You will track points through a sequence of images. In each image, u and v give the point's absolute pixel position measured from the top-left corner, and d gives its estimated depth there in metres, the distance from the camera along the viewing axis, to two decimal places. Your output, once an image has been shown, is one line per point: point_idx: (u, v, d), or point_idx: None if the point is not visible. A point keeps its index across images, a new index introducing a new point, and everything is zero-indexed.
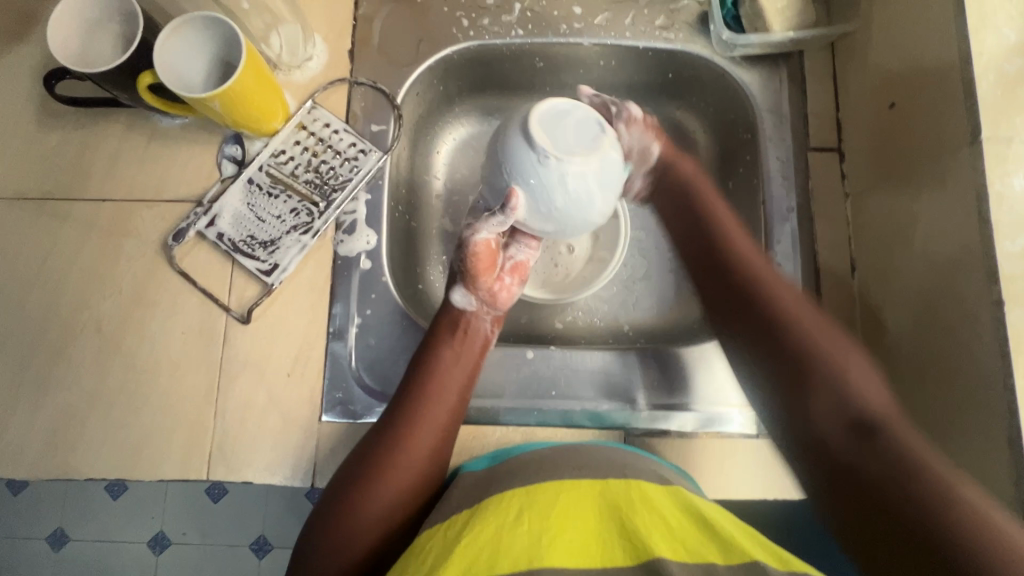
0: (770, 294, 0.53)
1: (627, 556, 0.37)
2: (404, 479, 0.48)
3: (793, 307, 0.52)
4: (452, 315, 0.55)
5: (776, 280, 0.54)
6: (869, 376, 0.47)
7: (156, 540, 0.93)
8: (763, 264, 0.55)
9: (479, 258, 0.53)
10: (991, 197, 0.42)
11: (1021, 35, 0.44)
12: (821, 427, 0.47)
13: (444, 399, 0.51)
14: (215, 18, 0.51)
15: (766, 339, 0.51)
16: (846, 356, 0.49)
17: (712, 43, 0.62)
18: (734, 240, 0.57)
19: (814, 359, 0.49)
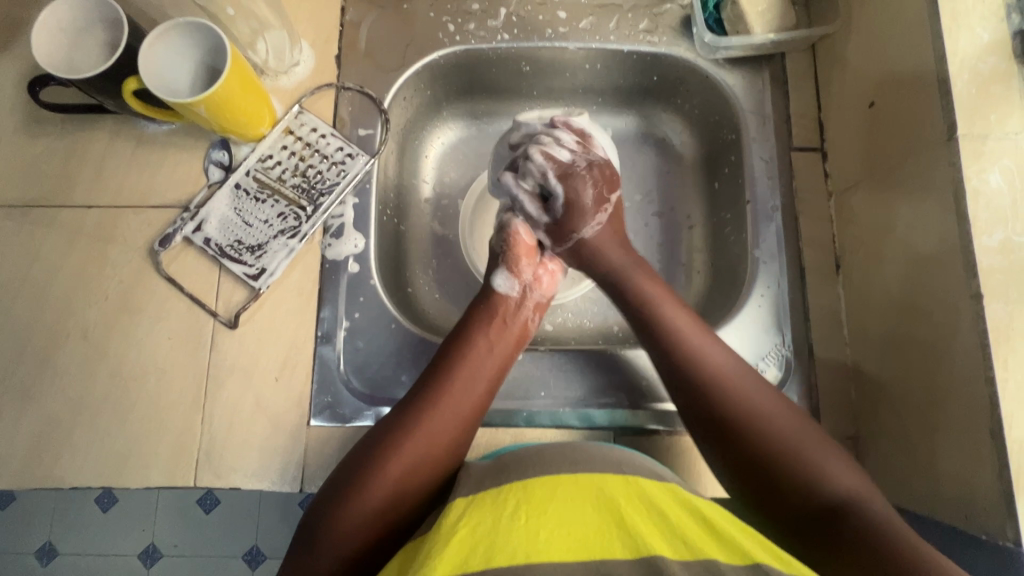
0: (705, 361, 0.48)
1: (628, 551, 0.36)
2: (422, 467, 0.45)
3: (745, 383, 0.47)
4: (493, 301, 0.54)
5: (711, 348, 0.49)
6: (836, 456, 0.44)
7: (146, 553, 0.91)
8: (692, 324, 0.51)
9: (519, 243, 0.55)
10: (968, 192, 0.43)
11: (993, 35, 0.45)
12: (789, 506, 0.42)
13: (472, 388, 0.49)
14: (199, 24, 0.52)
15: (710, 416, 0.46)
16: (807, 435, 0.45)
17: (695, 46, 0.63)
18: (671, 306, 0.52)
19: (776, 436, 0.44)
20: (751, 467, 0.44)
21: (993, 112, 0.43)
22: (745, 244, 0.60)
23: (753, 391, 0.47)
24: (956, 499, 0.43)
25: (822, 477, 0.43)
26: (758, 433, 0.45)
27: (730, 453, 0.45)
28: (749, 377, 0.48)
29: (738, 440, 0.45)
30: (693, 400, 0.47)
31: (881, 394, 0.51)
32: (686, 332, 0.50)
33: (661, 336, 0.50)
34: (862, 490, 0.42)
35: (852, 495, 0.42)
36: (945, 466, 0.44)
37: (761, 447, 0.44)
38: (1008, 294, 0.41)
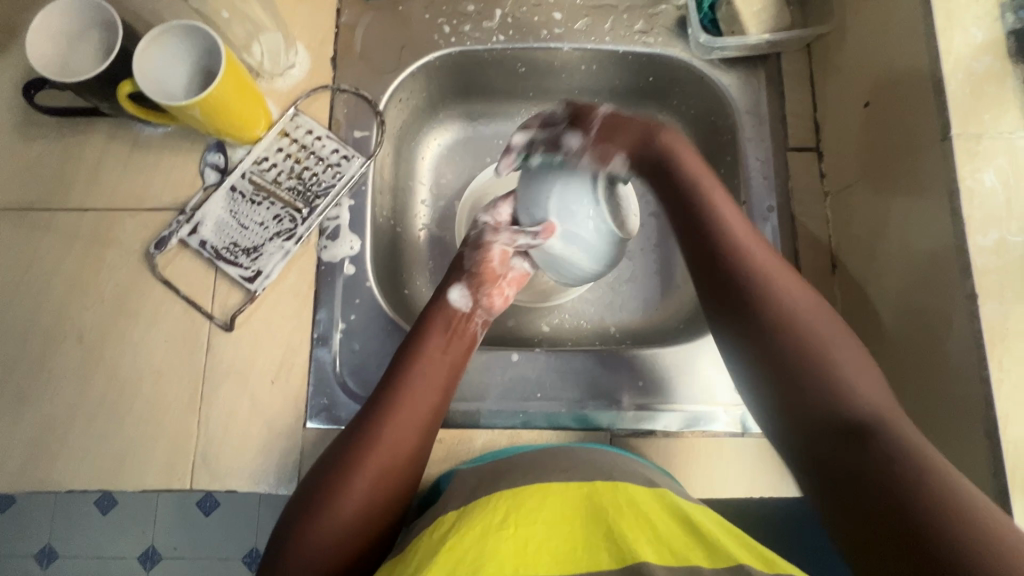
0: (748, 267, 0.46)
1: (614, 560, 0.36)
2: (379, 482, 0.45)
3: (788, 296, 0.44)
4: (446, 312, 0.54)
5: (762, 258, 0.46)
6: (875, 376, 0.40)
7: (147, 556, 0.91)
8: (742, 226, 0.48)
9: (487, 269, 0.57)
10: (962, 192, 0.43)
11: (987, 34, 0.45)
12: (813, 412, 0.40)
13: (425, 399, 0.48)
14: (193, 27, 0.51)
15: (744, 323, 0.44)
16: (843, 343, 0.42)
17: (690, 47, 0.63)
18: (720, 197, 0.49)
19: (810, 343, 0.42)
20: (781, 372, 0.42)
21: (987, 111, 0.43)
22: None
23: (799, 296, 0.44)
24: None
25: (846, 386, 0.40)
26: (795, 339, 0.42)
27: (762, 354, 0.43)
28: (795, 283, 0.45)
29: (772, 350, 0.43)
30: (728, 302, 0.45)
31: None
32: (739, 236, 0.47)
33: (710, 238, 0.48)
34: (896, 415, 0.38)
35: (882, 415, 0.38)
36: None
37: (805, 347, 0.42)
38: (1002, 293, 0.41)
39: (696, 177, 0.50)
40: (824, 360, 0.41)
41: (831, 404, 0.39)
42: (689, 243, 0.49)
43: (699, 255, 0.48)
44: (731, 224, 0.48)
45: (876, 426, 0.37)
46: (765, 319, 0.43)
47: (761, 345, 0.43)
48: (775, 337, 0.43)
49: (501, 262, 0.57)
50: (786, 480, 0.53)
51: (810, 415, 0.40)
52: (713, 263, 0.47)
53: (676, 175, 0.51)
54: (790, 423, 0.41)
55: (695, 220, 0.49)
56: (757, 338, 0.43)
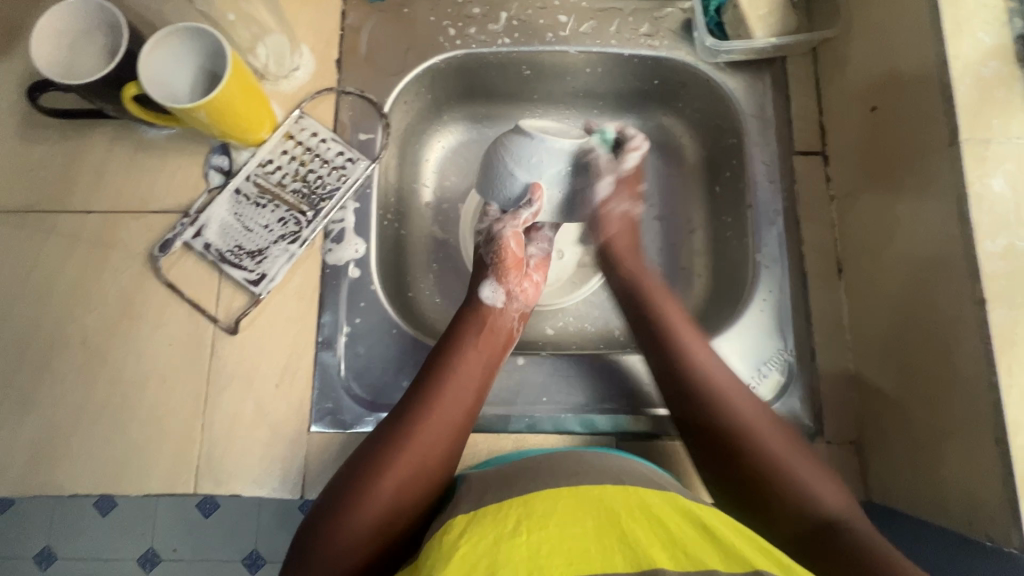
0: (706, 378, 0.50)
1: (629, 563, 0.35)
2: (413, 478, 0.45)
3: (743, 403, 0.49)
4: (479, 311, 0.55)
5: (720, 375, 0.50)
6: (826, 477, 0.45)
7: (146, 557, 0.91)
8: (685, 327, 0.53)
9: (508, 255, 0.57)
10: (971, 198, 0.43)
11: (995, 39, 0.45)
12: (778, 522, 0.44)
13: (459, 398, 0.49)
14: (201, 30, 0.51)
15: (710, 446, 0.48)
16: (796, 453, 0.46)
17: (696, 50, 0.63)
18: (670, 310, 0.55)
19: (768, 451, 0.46)
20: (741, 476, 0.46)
21: (995, 116, 0.43)
22: (747, 247, 0.60)
23: (748, 404, 0.48)
24: (959, 505, 0.43)
25: (805, 493, 0.44)
26: (759, 455, 0.46)
27: (730, 486, 0.46)
28: (745, 394, 0.49)
29: (729, 467, 0.46)
30: (699, 428, 0.49)
31: (883, 399, 0.51)
32: (693, 351, 0.51)
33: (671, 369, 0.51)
34: (847, 506, 0.44)
35: (838, 513, 0.43)
36: (948, 472, 0.44)
37: (754, 458, 0.46)
38: (1011, 299, 0.41)
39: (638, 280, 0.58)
40: (775, 467, 0.45)
41: (794, 501, 0.44)
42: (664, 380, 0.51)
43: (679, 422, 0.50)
44: (682, 333, 0.53)
45: (840, 522, 0.43)
46: (730, 441, 0.47)
47: (716, 470, 0.47)
48: (735, 458, 0.46)
49: (523, 250, 0.58)
50: None
51: (778, 520, 0.44)
52: (667, 377, 0.51)
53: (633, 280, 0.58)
54: (760, 520, 0.45)
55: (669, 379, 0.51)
56: (711, 462, 0.48)
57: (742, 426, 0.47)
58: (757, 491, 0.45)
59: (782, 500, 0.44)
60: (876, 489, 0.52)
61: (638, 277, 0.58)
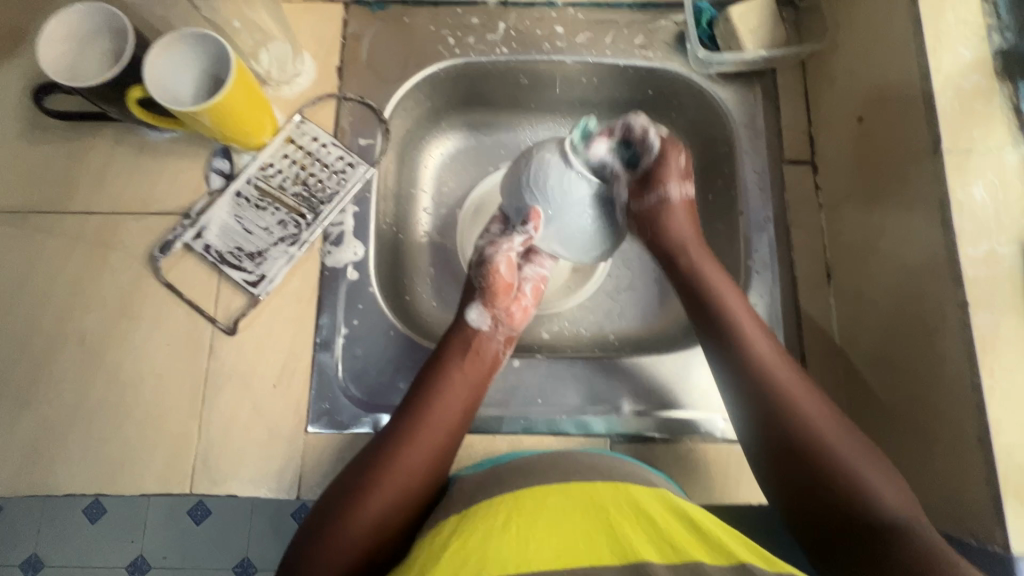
0: (771, 375, 0.48)
1: (617, 556, 0.37)
2: (397, 499, 0.45)
3: (792, 388, 0.48)
4: (465, 334, 0.55)
5: (773, 358, 0.49)
6: (887, 473, 0.43)
7: (135, 564, 0.89)
8: (725, 288, 0.54)
9: (497, 280, 0.57)
10: (952, 205, 0.44)
11: (975, 53, 0.46)
12: (832, 515, 0.43)
13: (444, 417, 0.49)
14: (205, 35, 0.52)
15: (762, 403, 0.47)
16: (853, 443, 0.45)
17: (689, 61, 0.65)
18: (721, 283, 0.54)
19: (819, 442, 0.45)
20: (806, 476, 0.44)
21: (976, 127, 0.45)
22: (738, 253, 0.62)
23: (807, 399, 0.47)
24: (946, 504, 0.44)
25: (866, 493, 0.42)
26: (806, 437, 0.45)
27: (783, 472, 0.46)
28: (802, 386, 0.48)
29: (796, 457, 0.45)
30: (753, 402, 0.48)
31: (871, 402, 0.52)
32: (755, 343, 0.50)
33: (705, 305, 0.53)
34: (909, 508, 0.42)
35: (901, 513, 0.41)
36: (935, 473, 0.45)
37: (813, 449, 0.45)
38: (993, 303, 0.42)
39: (711, 277, 0.55)
40: (828, 459, 0.44)
41: (855, 500, 0.42)
42: (716, 354, 0.51)
43: (742, 396, 0.49)
44: (726, 295, 0.53)
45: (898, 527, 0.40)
46: (792, 437, 0.46)
47: (779, 443, 0.46)
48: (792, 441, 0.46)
49: (513, 274, 0.58)
50: None
51: (833, 509, 0.43)
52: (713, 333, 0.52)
53: (691, 273, 0.55)
54: (809, 505, 0.44)
55: (727, 362, 0.50)
56: (778, 428, 0.46)
57: (787, 396, 0.47)
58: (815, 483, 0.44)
59: (845, 499, 0.43)
60: None
61: (669, 233, 0.57)
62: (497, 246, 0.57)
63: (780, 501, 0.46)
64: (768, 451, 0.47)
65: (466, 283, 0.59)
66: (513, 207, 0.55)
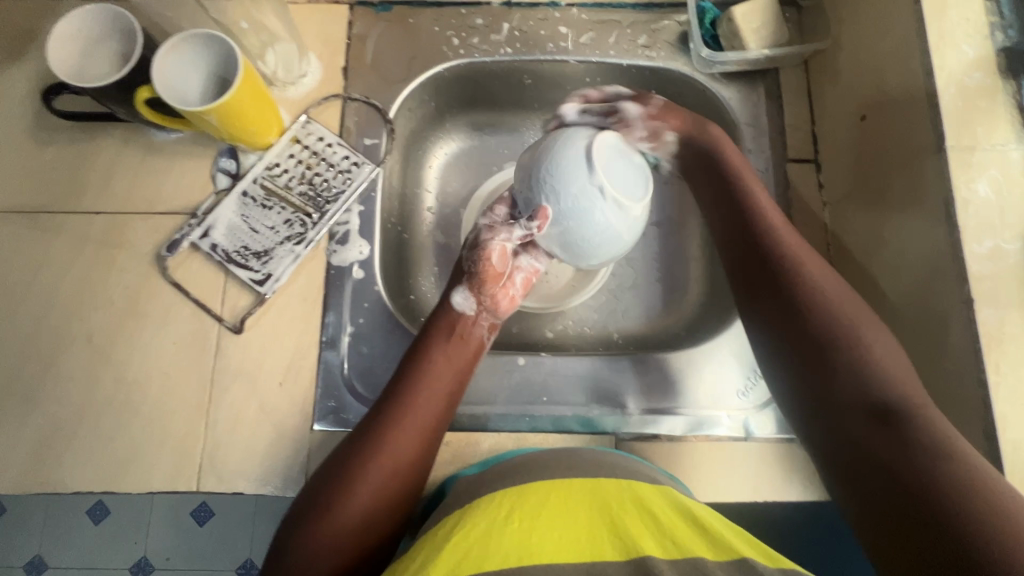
0: (801, 274, 0.49)
1: (618, 550, 0.36)
2: (382, 485, 0.45)
3: (819, 282, 0.48)
4: (450, 317, 0.55)
5: (808, 258, 0.50)
6: (911, 376, 0.43)
7: (138, 565, 0.90)
8: (770, 207, 0.55)
9: (487, 269, 0.56)
10: (956, 202, 0.44)
11: (978, 51, 0.47)
12: (837, 398, 0.43)
13: (428, 402, 0.49)
14: (214, 36, 0.53)
15: (778, 296, 0.49)
16: (885, 342, 0.45)
17: (692, 61, 0.65)
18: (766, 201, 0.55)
19: (848, 338, 0.45)
20: (821, 369, 0.45)
21: (979, 124, 0.45)
22: None
23: (836, 294, 0.47)
24: None
25: (878, 381, 0.42)
26: (825, 325, 0.46)
27: (801, 359, 0.46)
28: (837, 284, 0.48)
29: (813, 346, 0.45)
30: (774, 293, 0.49)
31: None
32: (786, 242, 0.51)
33: (738, 214, 0.54)
34: (921, 403, 0.41)
35: (909, 403, 0.41)
36: None
37: (829, 335, 0.45)
38: (998, 298, 0.42)
39: (749, 189, 0.55)
40: (850, 348, 0.44)
41: (862, 386, 0.42)
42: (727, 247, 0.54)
43: (759, 291, 0.50)
44: (763, 204, 0.54)
45: (902, 413, 0.40)
46: (809, 323, 0.46)
47: (797, 340, 0.46)
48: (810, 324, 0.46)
49: (506, 262, 0.56)
50: (790, 485, 0.53)
51: (840, 401, 0.43)
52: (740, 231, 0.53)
53: (727, 189, 0.56)
54: (816, 394, 0.44)
55: (754, 257, 0.51)
56: (798, 321, 0.47)
57: (812, 291, 0.48)
58: (824, 366, 0.44)
59: (852, 385, 0.43)
60: None
61: (728, 164, 0.57)
62: (497, 234, 0.56)
63: (791, 396, 0.47)
64: (783, 347, 0.47)
65: (454, 268, 0.59)
66: (523, 198, 0.53)
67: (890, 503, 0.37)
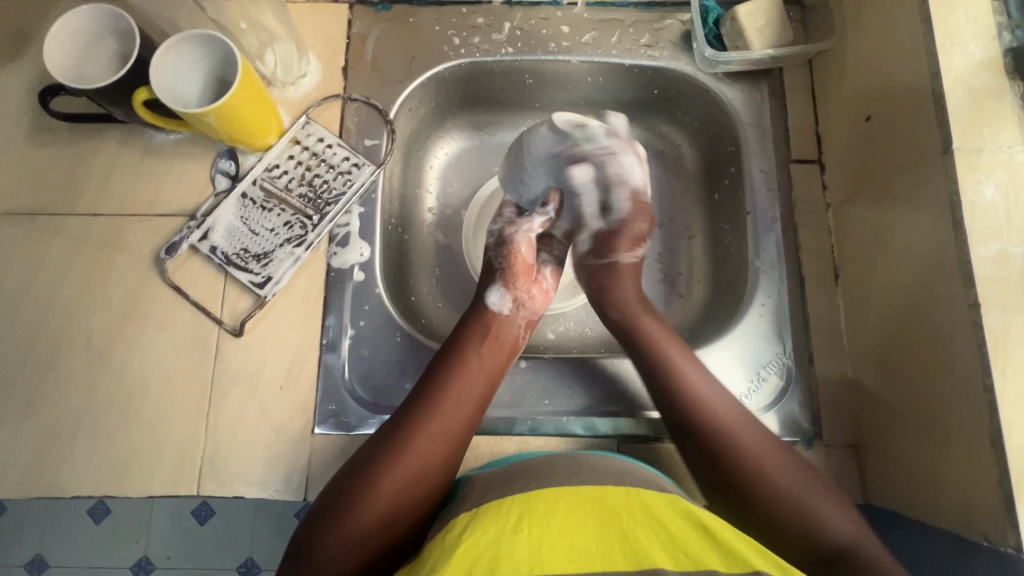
0: (712, 420, 0.48)
1: (629, 561, 0.36)
2: (409, 487, 0.45)
3: (743, 435, 0.48)
4: (485, 316, 0.54)
5: (711, 396, 0.50)
6: (834, 502, 0.45)
7: (138, 564, 0.90)
8: (653, 325, 0.55)
9: (517, 260, 0.56)
10: (963, 204, 0.44)
11: (985, 51, 0.46)
12: (790, 545, 0.44)
13: (462, 404, 0.49)
14: (213, 36, 0.52)
15: (710, 467, 0.48)
16: (813, 486, 0.46)
17: (695, 60, 0.64)
18: (670, 344, 0.53)
19: (773, 479, 0.46)
20: (757, 508, 0.45)
21: (986, 125, 0.45)
22: (746, 253, 0.61)
23: (752, 439, 0.48)
24: (957, 506, 0.44)
25: (815, 520, 0.44)
26: (754, 477, 0.46)
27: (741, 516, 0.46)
28: (745, 423, 0.49)
29: (757, 522, 0.45)
30: (703, 455, 0.48)
31: (882, 402, 0.52)
32: (692, 383, 0.50)
33: (643, 344, 0.54)
34: (857, 528, 0.44)
35: (850, 537, 0.43)
36: (946, 475, 0.45)
37: (770, 504, 0.45)
38: (1004, 303, 0.42)
39: (635, 314, 0.56)
40: (778, 496, 0.45)
41: (809, 539, 0.44)
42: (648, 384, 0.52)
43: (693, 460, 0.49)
44: (654, 329, 0.54)
45: (852, 553, 0.42)
46: (747, 490, 0.46)
47: (737, 506, 0.46)
48: (748, 500, 0.46)
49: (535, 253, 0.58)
50: None
51: (794, 545, 0.44)
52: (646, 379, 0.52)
53: (626, 316, 0.56)
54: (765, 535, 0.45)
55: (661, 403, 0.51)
56: (734, 499, 0.46)
57: (739, 453, 0.47)
58: (764, 514, 0.45)
59: (796, 538, 0.44)
60: (875, 492, 0.52)
61: (627, 311, 0.56)
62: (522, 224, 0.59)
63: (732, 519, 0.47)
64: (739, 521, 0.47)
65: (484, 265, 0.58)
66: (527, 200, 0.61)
67: None
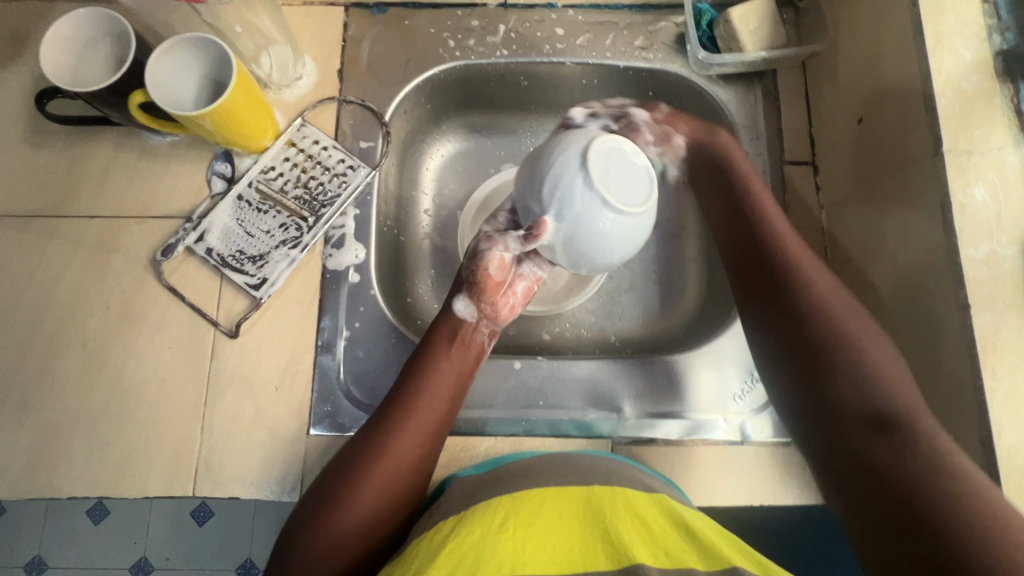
0: (790, 256, 0.52)
1: (610, 561, 0.37)
2: (384, 492, 0.46)
3: (813, 282, 0.50)
4: (451, 324, 0.54)
5: (788, 239, 0.53)
6: (900, 371, 0.45)
7: (139, 565, 0.91)
8: (755, 176, 0.58)
9: (486, 278, 0.54)
10: (953, 206, 0.44)
11: (975, 54, 0.46)
12: (830, 389, 0.45)
13: (434, 406, 0.50)
14: (208, 39, 0.52)
15: (768, 289, 0.51)
16: (880, 345, 0.46)
17: (689, 62, 0.65)
18: (774, 215, 0.55)
19: (836, 333, 0.47)
20: (814, 356, 0.47)
21: (976, 128, 0.45)
22: None
23: (823, 286, 0.50)
24: None
25: (868, 376, 0.44)
26: (813, 305, 0.49)
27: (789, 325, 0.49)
28: (822, 273, 0.51)
29: (812, 346, 0.47)
30: (766, 265, 0.52)
31: None
32: (777, 229, 0.54)
33: (748, 198, 0.56)
34: (915, 405, 0.43)
35: (902, 407, 0.42)
36: None
37: (832, 343, 0.47)
38: (994, 304, 0.42)
39: (745, 175, 0.58)
40: (839, 348, 0.46)
41: (852, 392, 0.44)
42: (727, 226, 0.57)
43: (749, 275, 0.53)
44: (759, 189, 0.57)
45: (900, 418, 0.42)
46: (805, 317, 0.49)
47: (797, 335, 0.48)
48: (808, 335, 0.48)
49: (507, 270, 0.55)
50: (786, 489, 0.53)
51: (840, 410, 0.44)
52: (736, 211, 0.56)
53: (737, 168, 0.58)
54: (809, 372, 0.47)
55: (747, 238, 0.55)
56: (791, 313, 0.49)
57: (800, 278, 0.50)
58: (820, 354, 0.47)
59: (840, 390, 0.45)
60: None
61: (744, 180, 0.57)
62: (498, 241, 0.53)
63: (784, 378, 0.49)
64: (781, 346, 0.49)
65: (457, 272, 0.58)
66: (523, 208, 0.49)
67: (878, 520, 0.39)
